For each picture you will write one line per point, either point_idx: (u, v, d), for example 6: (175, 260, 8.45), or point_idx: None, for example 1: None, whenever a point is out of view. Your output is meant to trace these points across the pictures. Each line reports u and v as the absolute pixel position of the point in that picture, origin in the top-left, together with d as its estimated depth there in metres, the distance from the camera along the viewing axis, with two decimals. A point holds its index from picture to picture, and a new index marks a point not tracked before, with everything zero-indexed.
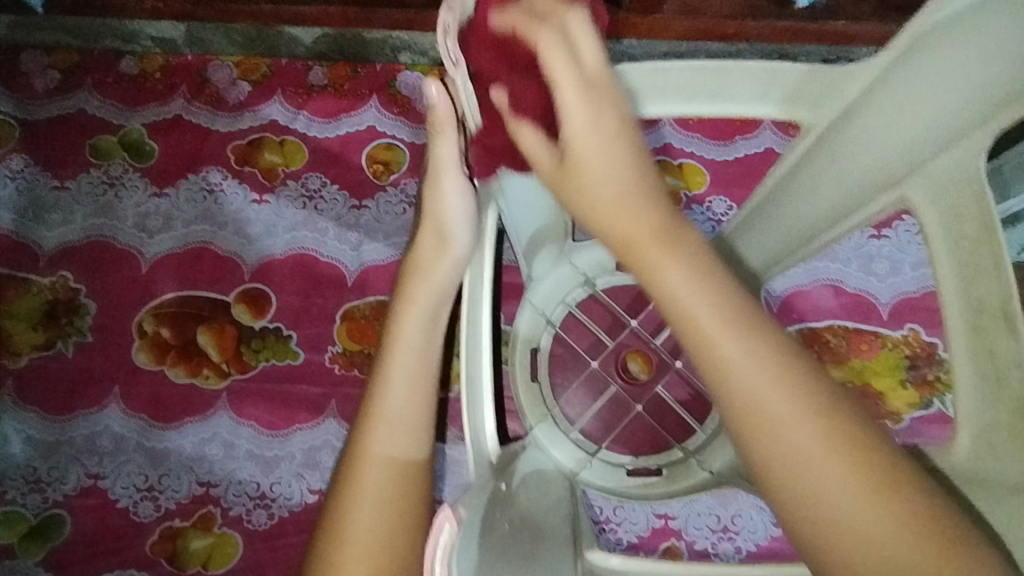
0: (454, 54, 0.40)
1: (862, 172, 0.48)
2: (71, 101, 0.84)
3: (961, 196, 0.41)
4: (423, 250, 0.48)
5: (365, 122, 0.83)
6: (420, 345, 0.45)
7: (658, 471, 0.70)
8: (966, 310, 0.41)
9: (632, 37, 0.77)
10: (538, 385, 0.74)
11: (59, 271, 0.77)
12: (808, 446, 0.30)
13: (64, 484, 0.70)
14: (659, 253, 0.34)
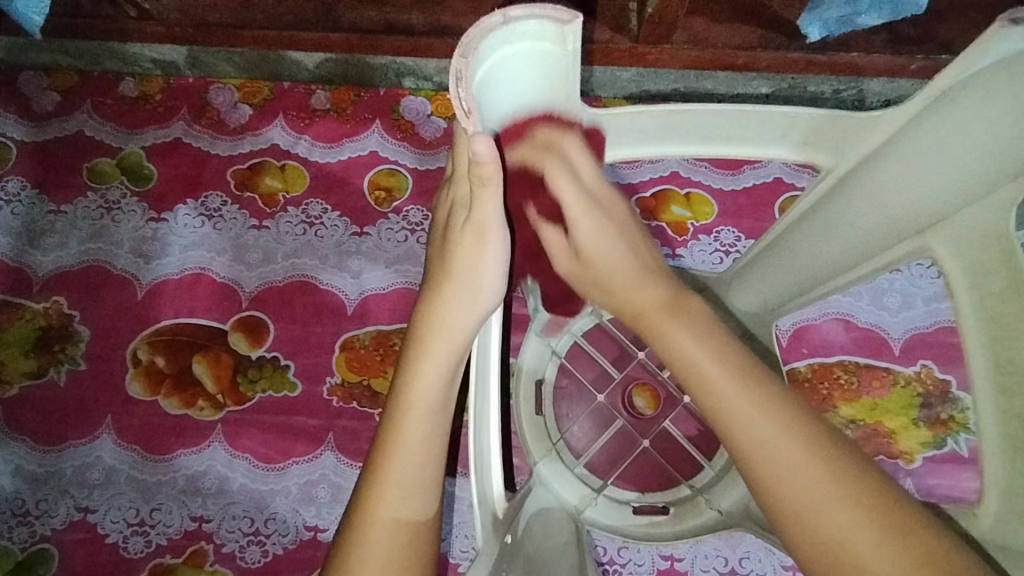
0: (466, 104, 0.40)
1: (883, 221, 0.47)
2: (70, 122, 0.83)
3: (987, 252, 0.42)
4: (438, 303, 0.47)
5: (368, 147, 0.82)
6: (431, 407, 0.44)
7: (665, 510, 0.68)
8: (994, 369, 0.41)
9: (639, 66, 0.77)
10: (543, 418, 0.72)
11: (53, 297, 0.76)
12: (814, 477, 0.37)
13: (52, 518, 0.68)
14: (653, 317, 0.45)
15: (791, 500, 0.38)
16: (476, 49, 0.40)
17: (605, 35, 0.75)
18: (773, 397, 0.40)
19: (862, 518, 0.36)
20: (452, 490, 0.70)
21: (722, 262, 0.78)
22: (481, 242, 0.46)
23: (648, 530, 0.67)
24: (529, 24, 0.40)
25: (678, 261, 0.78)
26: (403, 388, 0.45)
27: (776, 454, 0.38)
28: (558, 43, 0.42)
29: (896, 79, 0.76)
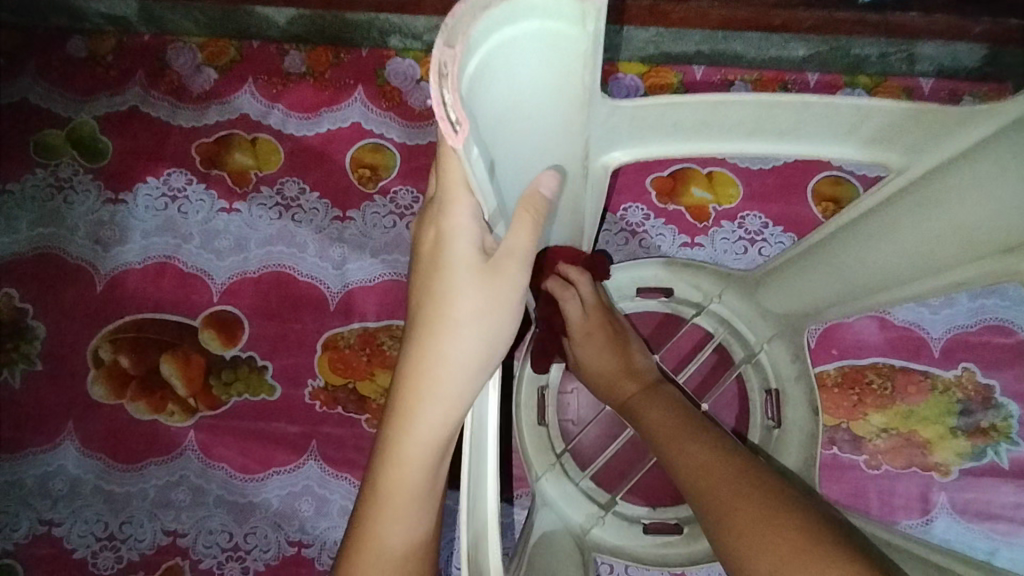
0: (455, 113, 0.30)
1: (955, 234, 0.41)
2: (12, 88, 0.73)
3: None
4: (424, 365, 0.37)
5: (349, 118, 0.72)
6: (423, 478, 0.37)
7: (677, 528, 0.64)
8: None
9: (660, 25, 0.66)
10: (546, 428, 0.67)
11: (3, 288, 0.68)
12: (746, 511, 0.42)
13: (14, 532, 0.63)
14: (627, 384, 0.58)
15: (731, 536, 0.41)
16: (468, 32, 0.30)
17: None
18: (712, 445, 0.48)
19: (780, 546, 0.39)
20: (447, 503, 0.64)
21: (747, 252, 0.69)
22: (485, 279, 0.37)
23: (657, 548, 0.64)
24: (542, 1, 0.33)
25: (697, 251, 0.70)
26: (389, 458, 0.37)
27: (713, 488, 0.44)
28: (576, 25, 0.35)
29: (955, 43, 0.66)
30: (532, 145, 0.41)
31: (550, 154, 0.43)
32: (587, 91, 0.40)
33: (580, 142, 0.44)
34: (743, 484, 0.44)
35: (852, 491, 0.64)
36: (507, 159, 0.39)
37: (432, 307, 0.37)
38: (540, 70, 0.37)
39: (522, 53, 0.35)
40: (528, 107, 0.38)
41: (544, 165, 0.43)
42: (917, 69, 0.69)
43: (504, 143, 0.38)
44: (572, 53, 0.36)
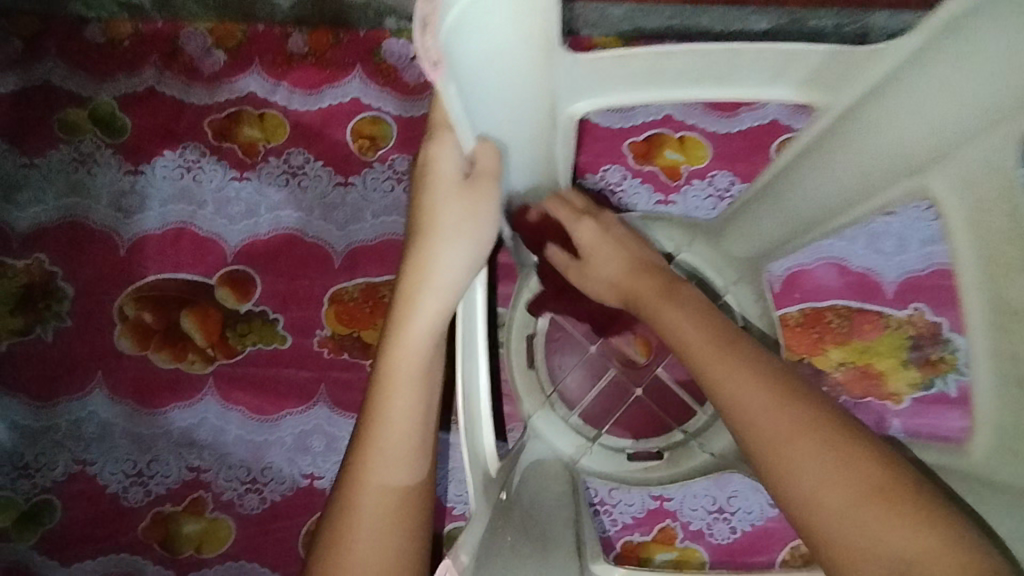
0: (433, 54, 0.36)
1: (888, 158, 0.46)
2: (36, 72, 0.79)
3: (987, 185, 0.41)
4: (415, 270, 0.47)
5: (350, 93, 0.78)
6: (419, 365, 0.46)
7: (658, 455, 0.69)
8: (994, 310, 0.41)
9: (631, 1, 0.73)
10: (536, 371, 0.71)
11: (33, 253, 0.75)
12: (803, 450, 0.39)
13: (52, 471, 0.70)
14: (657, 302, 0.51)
15: (788, 472, 0.39)
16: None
17: None
18: (769, 375, 0.43)
19: (845, 484, 0.38)
20: (445, 437, 0.71)
21: (716, 208, 0.76)
22: (459, 204, 0.47)
23: (640, 474, 0.69)
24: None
25: (671, 208, 0.76)
26: (392, 347, 0.46)
27: (766, 427, 0.41)
28: None
29: (903, 11, 0.72)
30: (505, 97, 0.46)
31: (523, 105, 0.48)
32: (547, 47, 0.44)
33: (546, 96, 0.49)
34: (817, 424, 0.40)
35: None
36: (480, 106, 0.45)
37: (423, 223, 0.48)
38: (507, 30, 0.41)
39: (490, 11, 0.38)
40: (498, 63, 0.42)
41: (516, 115, 0.48)
42: (871, 38, 0.75)
43: (475, 91, 0.43)
44: (533, 13, 0.40)
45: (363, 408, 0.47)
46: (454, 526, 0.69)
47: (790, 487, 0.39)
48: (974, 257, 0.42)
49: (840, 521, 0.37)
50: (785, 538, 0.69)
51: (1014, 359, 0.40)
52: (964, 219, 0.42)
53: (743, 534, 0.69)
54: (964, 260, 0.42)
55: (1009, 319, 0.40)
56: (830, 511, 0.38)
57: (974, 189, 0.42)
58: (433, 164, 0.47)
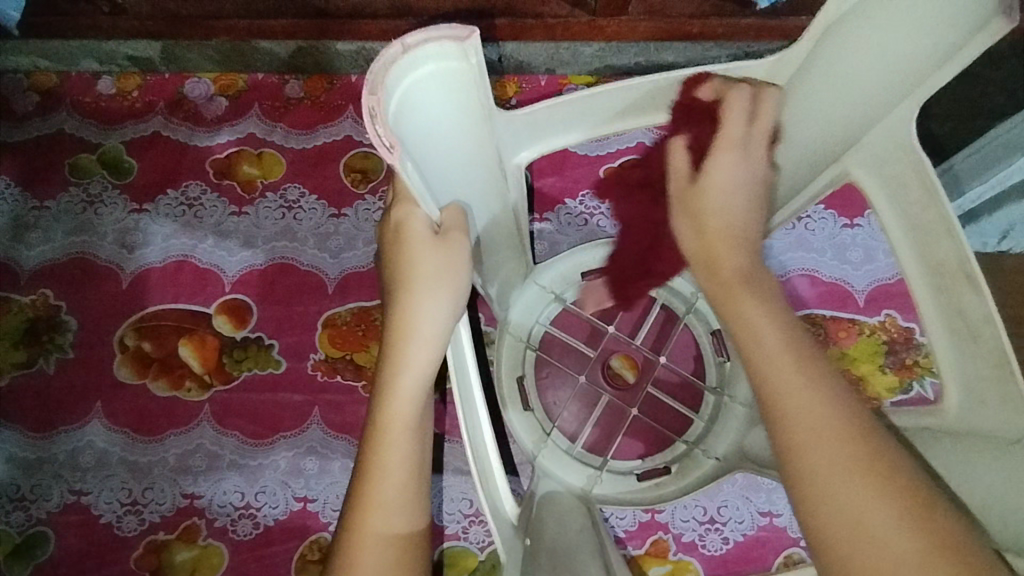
0: (387, 138, 0.37)
1: (805, 150, 0.53)
2: (50, 122, 0.84)
3: (897, 164, 0.47)
4: (399, 316, 0.46)
5: (342, 132, 0.83)
6: (412, 417, 0.45)
7: (667, 469, 0.69)
8: (929, 273, 0.47)
9: (599, 39, 0.79)
10: (533, 413, 0.72)
11: (39, 289, 0.78)
12: (845, 465, 0.33)
13: (47, 502, 0.71)
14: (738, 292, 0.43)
15: (820, 495, 0.33)
16: (385, 80, 0.39)
17: (563, 10, 0.78)
18: (819, 382, 0.37)
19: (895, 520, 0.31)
20: (436, 455, 0.72)
21: None
22: (438, 251, 0.46)
23: (656, 492, 0.69)
24: (433, 47, 0.40)
25: None
26: (381, 405, 0.45)
27: (811, 440, 0.35)
28: (462, 59, 0.41)
29: None
30: (456, 161, 0.48)
31: (472, 163, 0.50)
32: (485, 109, 0.46)
33: (494, 153, 0.51)
34: (861, 441, 0.34)
35: None
36: (434, 172, 0.47)
37: (403, 276, 0.47)
38: (444, 100, 0.44)
39: (428, 91, 0.42)
40: (440, 133, 0.45)
41: (473, 173, 0.51)
42: None
43: (431, 161, 0.46)
44: (464, 81, 0.43)
45: (358, 465, 0.45)
46: (448, 546, 0.69)
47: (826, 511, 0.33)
48: (903, 229, 0.48)
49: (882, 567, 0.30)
50: (778, 547, 0.69)
51: (958, 314, 0.45)
52: (883, 190, 0.49)
53: (736, 544, 0.69)
54: (893, 227, 0.49)
55: (940, 276, 0.46)
56: (866, 552, 0.31)
57: (886, 164, 0.48)
58: (405, 223, 0.47)
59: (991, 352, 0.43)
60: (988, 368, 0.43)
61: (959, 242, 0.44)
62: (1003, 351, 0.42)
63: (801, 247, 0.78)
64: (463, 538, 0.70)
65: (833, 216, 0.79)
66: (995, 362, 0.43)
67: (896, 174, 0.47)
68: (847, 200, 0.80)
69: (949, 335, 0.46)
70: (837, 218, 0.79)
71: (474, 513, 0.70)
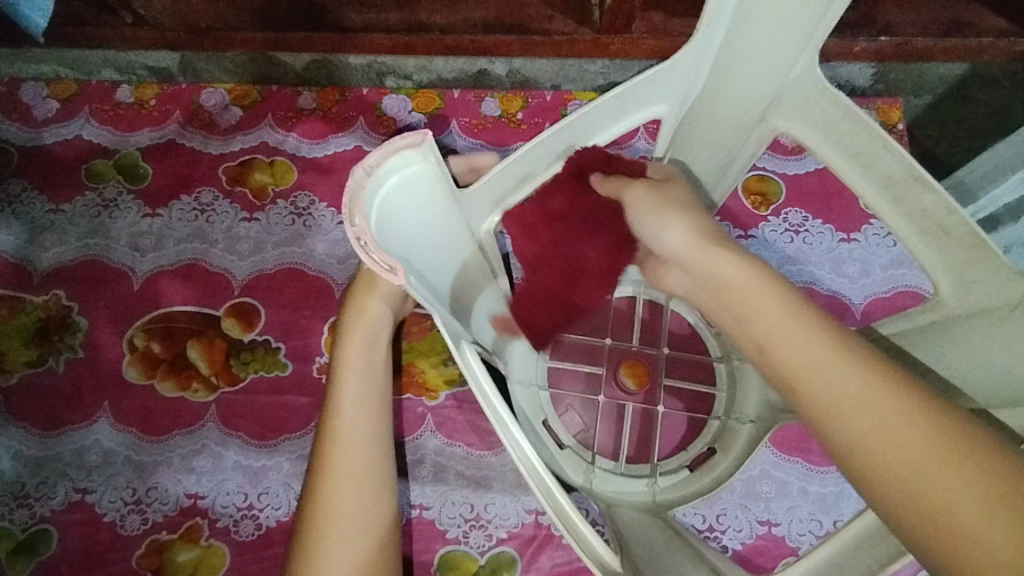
0: (386, 263, 0.40)
1: (737, 126, 0.59)
2: (69, 128, 0.87)
3: (821, 106, 0.53)
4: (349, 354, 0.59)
5: (353, 142, 0.85)
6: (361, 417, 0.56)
7: (710, 450, 0.71)
8: (881, 183, 0.52)
9: (605, 56, 0.82)
10: (572, 448, 0.71)
11: (52, 290, 0.80)
12: (856, 396, 0.41)
13: (52, 500, 0.71)
14: (727, 269, 0.49)
15: (845, 430, 0.40)
16: (361, 204, 0.41)
17: (569, 27, 0.80)
18: (827, 339, 0.43)
19: (914, 441, 0.38)
20: (439, 460, 0.73)
21: None
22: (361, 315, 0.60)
23: (715, 482, 0.69)
24: (406, 150, 0.44)
25: None
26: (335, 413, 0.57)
27: (832, 395, 0.41)
28: (425, 160, 0.45)
29: (844, 62, 0.80)
30: (434, 246, 0.51)
31: (444, 249, 0.53)
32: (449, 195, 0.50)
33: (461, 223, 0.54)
34: (900, 398, 0.40)
35: (794, 437, 0.72)
36: (421, 267, 0.48)
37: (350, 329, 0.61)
38: (414, 197, 0.47)
39: (402, 195, 0.46)
40: (416, 228, 0.48)
41: (444, 253, 0.53)
42: None
43: (418, 257, 0.48)
44: (430, 177, 0.47)
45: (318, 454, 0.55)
46: (448, 549, 0.70)
47: (831, 433, 0.41)
48: (848, 157, 0.54)
49: (935, 486, 0.37)
50: (777, 556, 0.69)
51: (922, 215, 0.51)
52: (816, 131, 0.55)
53: (736, 553, 0.69)
54: (844, 164, 0.54)
55: (893, 188, 0.52)
56: (893, 469, 0.38)
57: (807, 108, 0.54)
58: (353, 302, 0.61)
59: (959, 242, 0.49)
60: (967, 251, 0.49)
61: (899, 155, 0.49)
62: (973, 232, 0.47)
63: (801, 260, 0.80)
64: (463, 543, 0.70)
65: (831, 230, 0.81)
66: (968, 246, 0.48)
67: (821, 112, 0.53)
68: (846, 214, 0.82)
69: (923, 236, 0.52)
70: (834, 232, 0.81)
71: (474, 517, 0.71)
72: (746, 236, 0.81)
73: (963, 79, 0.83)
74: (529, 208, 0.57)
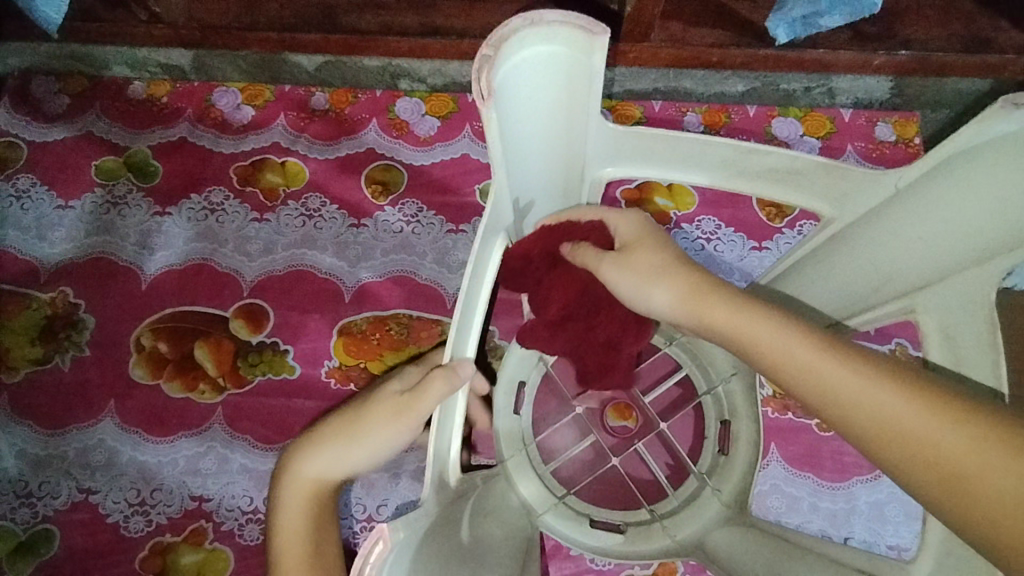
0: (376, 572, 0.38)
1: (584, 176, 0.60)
2: (80, 124, 0.86)
3: (681, 146, 0.55)
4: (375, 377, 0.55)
5: (365, 144, 0.85)
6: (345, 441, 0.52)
7: (725, 422, 0.66)
8: (785, 177, 0.55)
9: (622, 64, 0.81)
10: (624, 518, 0.65)
11: (59, 286, 0.79)
12: (913, 417, 0.37)
13: (55, 499, 0.71)
14: (728, 308, 0.45)
15: (922, 464, 0.36)
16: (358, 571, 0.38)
17: None
18: (851, 360, 0.40)
19: (989, 450, 0.35)
20: None
21: (704, 249, 0.80)
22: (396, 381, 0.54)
23: (750, 451, 0.64)
24: (375, 552, 0.37)
25: None
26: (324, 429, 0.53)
27: (884, 422, 0.38)
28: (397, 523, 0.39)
29: (862, 75, 0.80)
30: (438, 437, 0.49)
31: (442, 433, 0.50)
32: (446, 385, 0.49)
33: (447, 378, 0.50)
34: (911, 388, 0.38)
35: (805, 453, 0.72)
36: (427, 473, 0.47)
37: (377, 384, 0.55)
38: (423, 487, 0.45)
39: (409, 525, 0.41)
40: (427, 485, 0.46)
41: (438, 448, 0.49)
42: (838, 101, 0.85)
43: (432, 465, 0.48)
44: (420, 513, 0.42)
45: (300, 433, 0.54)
46: None
47: (905, 467, 0.37)
48: (772, 181, 0.56)
49: (966, 466, 0.35)
50: None
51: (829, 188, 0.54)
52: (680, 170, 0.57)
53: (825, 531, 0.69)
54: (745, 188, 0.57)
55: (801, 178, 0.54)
56: (993, 489, 0.34)
57: (703, 160, 0.56)
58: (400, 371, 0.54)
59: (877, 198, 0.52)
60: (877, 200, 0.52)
61: (792, 157, 0.53)
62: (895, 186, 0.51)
63: None
64: None
65: None
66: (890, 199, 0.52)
67: (682, 151, 0.55)
68: None
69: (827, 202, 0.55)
70: None
71: None
72: (759, 248, 0.80)
73: (980, 95, 0.83)
74: (533, 325, 0.60)
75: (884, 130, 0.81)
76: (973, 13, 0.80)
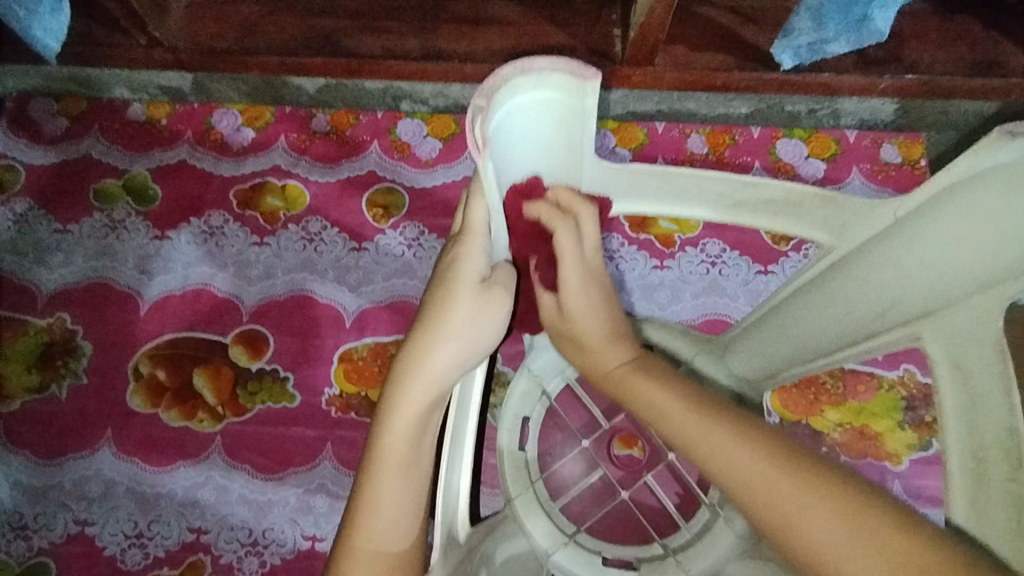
0: None
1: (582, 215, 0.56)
2: (78, 147, 0.85)
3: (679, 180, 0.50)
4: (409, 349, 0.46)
5: (366, 166, 0.84)
6: (406, 453, 0.43)
7: None
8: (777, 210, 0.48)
9: (625, 87, 0.80)
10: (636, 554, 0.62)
11: (56, 313, 0.78)
12: (765, 479, 0.37)
13: (50, 531, 0.69)
14: (621, 368, 0.47)
15: (779, 525, 0.36)
16: None
17: (591, 60, 0.80)
18: (721, 418, 0.40)
19: (836, 515, 0.34)
20: None
21: (709, 273, 0.79)
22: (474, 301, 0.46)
23: None
24: None
25: (665, 273, 0.80)
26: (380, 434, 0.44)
27: (741, 480, 0.37)
28: None
29: (868, 97, 0.79)
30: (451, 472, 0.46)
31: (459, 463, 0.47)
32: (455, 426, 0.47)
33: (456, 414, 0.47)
34: (772, 452, 0.38)
35: None
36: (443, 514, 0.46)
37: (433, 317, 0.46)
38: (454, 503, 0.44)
39: None
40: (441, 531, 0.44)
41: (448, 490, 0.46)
42: (843, 122, 0.84)
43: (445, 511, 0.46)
44: None
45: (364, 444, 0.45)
46: None
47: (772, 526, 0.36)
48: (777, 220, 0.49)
49: (806, 528, 0.35)
50: None
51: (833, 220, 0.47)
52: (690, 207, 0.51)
53: None
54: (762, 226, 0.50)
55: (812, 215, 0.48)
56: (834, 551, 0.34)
57: (701, 195, 0.50)
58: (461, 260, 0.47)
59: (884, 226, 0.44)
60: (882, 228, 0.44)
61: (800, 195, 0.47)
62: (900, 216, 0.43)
63: None
64: None
65: None
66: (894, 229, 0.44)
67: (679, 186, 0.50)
68: None
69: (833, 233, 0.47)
70: None
71: None
72: (764, 272, 0.79)
73: (985, 117, 0.82)
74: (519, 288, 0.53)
75: (890, 152, 0.82)
76: (979, 36, 0.79)
